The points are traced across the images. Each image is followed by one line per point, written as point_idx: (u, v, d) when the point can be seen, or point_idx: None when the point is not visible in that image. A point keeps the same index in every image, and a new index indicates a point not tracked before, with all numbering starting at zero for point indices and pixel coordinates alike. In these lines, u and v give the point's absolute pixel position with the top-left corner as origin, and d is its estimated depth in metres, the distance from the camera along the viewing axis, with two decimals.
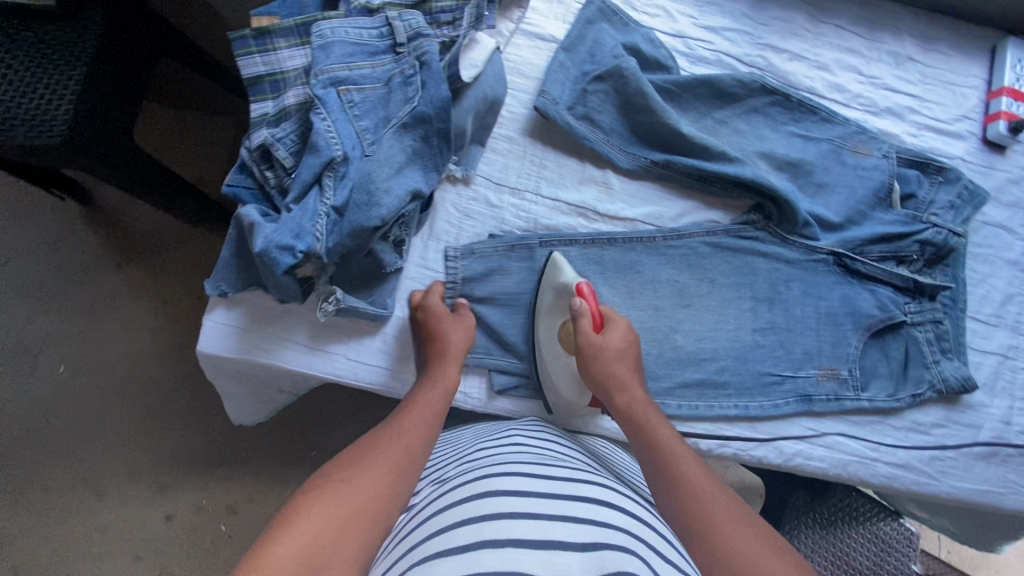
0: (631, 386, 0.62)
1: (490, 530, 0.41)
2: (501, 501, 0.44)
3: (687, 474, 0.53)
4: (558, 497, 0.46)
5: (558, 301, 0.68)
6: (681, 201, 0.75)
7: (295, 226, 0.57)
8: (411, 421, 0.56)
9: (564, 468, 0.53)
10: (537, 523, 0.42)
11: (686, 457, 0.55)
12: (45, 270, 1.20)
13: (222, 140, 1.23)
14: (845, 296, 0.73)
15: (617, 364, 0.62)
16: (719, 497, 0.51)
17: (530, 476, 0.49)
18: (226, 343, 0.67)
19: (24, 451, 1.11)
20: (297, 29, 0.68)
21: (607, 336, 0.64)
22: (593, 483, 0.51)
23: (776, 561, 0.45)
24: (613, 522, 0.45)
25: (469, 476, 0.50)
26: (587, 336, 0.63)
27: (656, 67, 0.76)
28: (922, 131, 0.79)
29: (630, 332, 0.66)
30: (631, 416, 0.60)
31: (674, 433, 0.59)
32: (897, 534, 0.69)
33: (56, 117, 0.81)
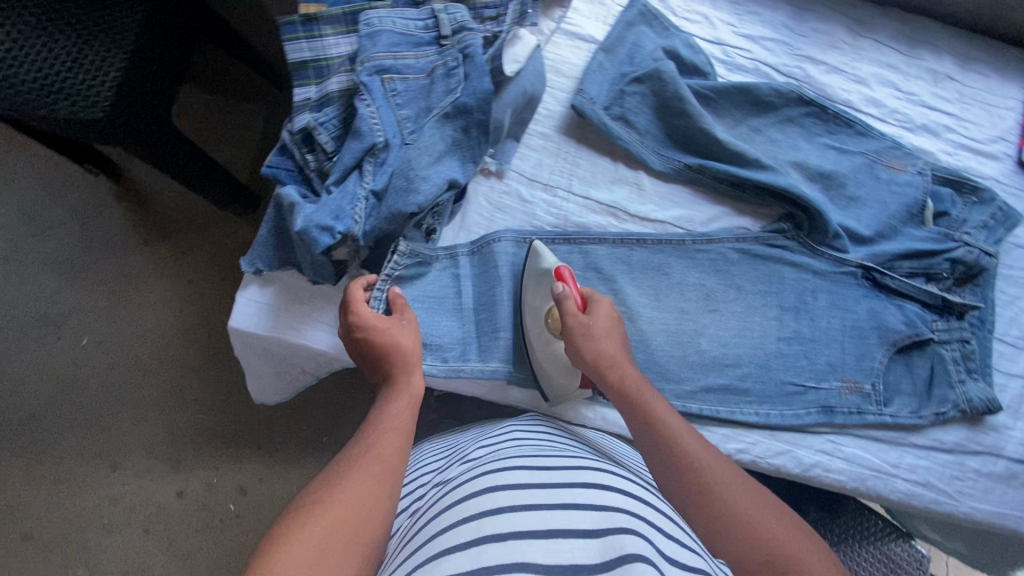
0: (621, 360, 0.60)
1: (491, 526, 0.41)
2: (498, 496, 0.45)
3: (685, 447, 0.52)
4: (555, 488, 0.46)
5: (541, 286, 0.66)
6: (712, 206, 0.76)
7: (335, 208, 0.59)
8: (382, 429, 0.51)
9: (562, 458, 0.53)
10: (537, 514, 0.42)
11: (681, 430, 0.54)
12: (75, 243, 1.22)
13: (253, 124, 1.25)
14: (872, 310, 0.73)
15: (606, 341, 0.60)
16: (721, 467, 0.51)
17: (526, 469, 0.49)
18: (257, 319, 0.68)
19: (45, 418, 1.14)
20: (345, 18, 0.70)
21: (594, 316, 0.62)
22: (593, 469, 0.51)
23: (774, 521, 0.46)
24: (613, 504, 0.45)
25: (470, 473, 0.51)
26: (574, 318, 0.61)
27: (694, 72, 0.77)
28: (958, 149, 0.79)
29: (612, 311, 0.64)
30: (620, 393, 0.58)
31: (667, 403, 0.58)
32: (908, 556, 0.69)
33: (100, 93, 0.82)
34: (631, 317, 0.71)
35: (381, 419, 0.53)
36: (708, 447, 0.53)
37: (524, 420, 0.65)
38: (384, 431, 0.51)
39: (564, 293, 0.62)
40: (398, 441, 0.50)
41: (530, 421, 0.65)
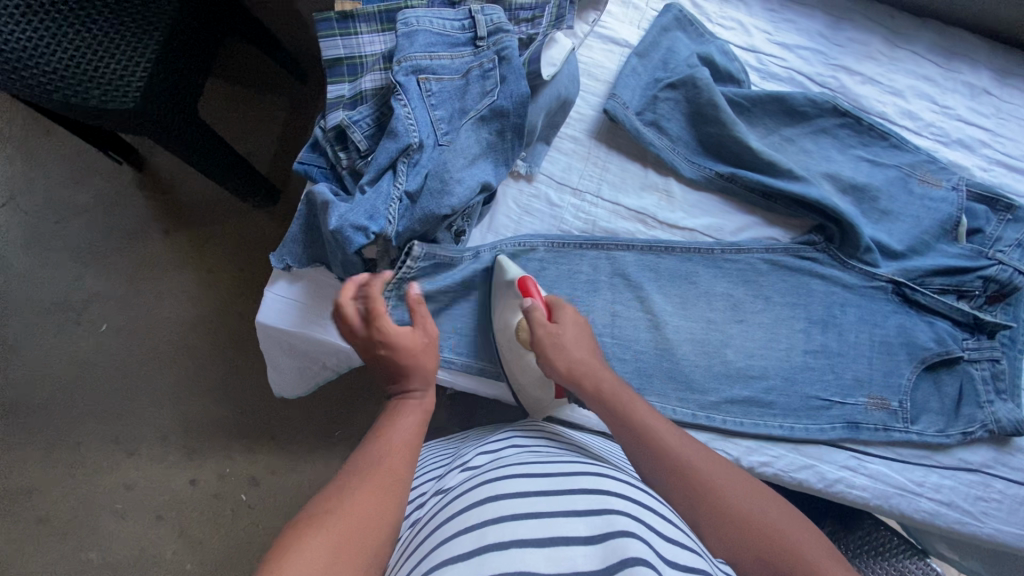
0: (598, 369, 0.61)
1: (494, 534, 0.41)
2: (497, 505, 0.44)
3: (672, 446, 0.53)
4: (555, 495, 0.45)
5: (510, 297, 0.66)
6: (743, 216, 0.75)
7: (369, 208, 0.59)
8: (393, 443, 0.48)
9: (563, 466, 0.52)
10: (538, 523, 0.42)
11: (664, 430, 0.55)
12: (98, 231, 1.23)
13: (276, 117, 1.26)
14: (901, 326, 0.72)
15: (577, 350, 0.61)
16: (707, 460, 0.52)
17: (527, 477, 0.49)
18: (284, 315, 0.69)
19: (63, 403, 1.15)
20: (380, 16, 0.69)
21: (562, 325, 0.63)
22: (594, 474, 0.50)
23: (762, 505, 0.48)
24: (612, 506, 0.44)
25: (470, 483, 0.50)
26: (542, 328, 0.62)
27: (728, 79, 0.76)
28: (992, 165, 0.77)
29: (579, 317, 0.65)
30: (600, 399, 0.59)
31: (648, 405, 0.59)
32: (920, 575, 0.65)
33: (131, 83, 0.83)
34: (657, 325, 0.71)
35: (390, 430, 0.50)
36: (693, 442, 0.54)
37: (518, 428, 0.65)
38: (394, 444, 0.48)
39: (531, 304, 0.63)
40: (408, 458, 0.48)
41: (519, 428, 0.66)
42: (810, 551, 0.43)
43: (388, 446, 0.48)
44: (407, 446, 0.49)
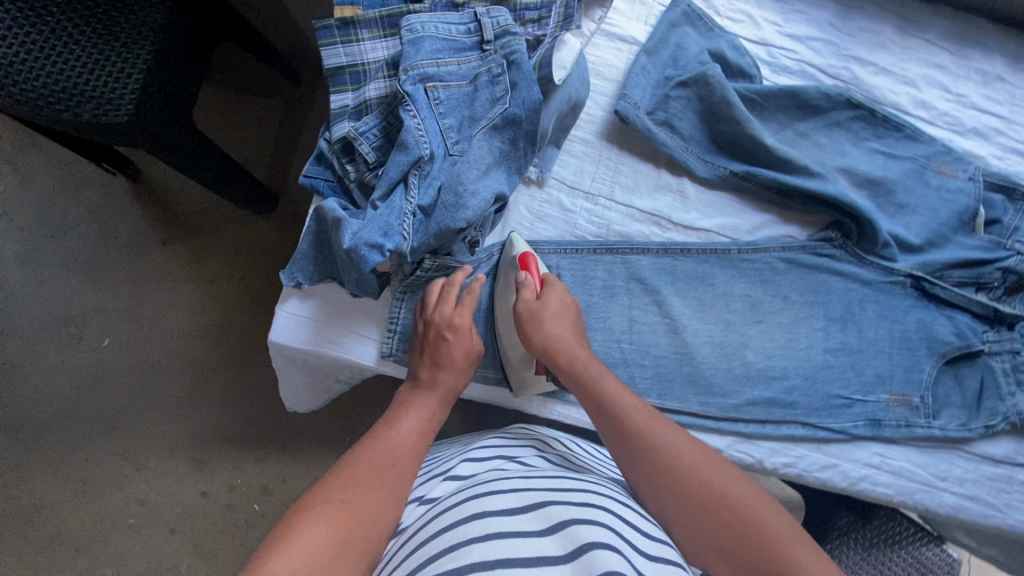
0: (573, 346, 0.61)
1: (480, 552, 0.39)
2: (485, 522, 0.43)
3: (639, 427, 0.53)
4: (541, 510, 0.45)
5: (510, 277, 0.67)
6: (758, 214, 0.74)
7: (383, 224, 0.57)
8: (404, 436, 0.55)
9: (551, 480, 0.51)
10: (528, 542, 0.41)
11: (636, 410, 0.55)
12: (94, 244, 1.20)
13: (271, 121, 1.23)
14: (921, 320, 0.71)
15: (555, 325, 0.61)
16: (674, 438, 0.52)
17: (515, 491, 0.48)
18: (297, 333, 0.67)
19: (69, 420, 1.14)
20: (382, 21, 0.67)
21: (545, 300, 0.63)
22: (580, 489, 0.49)
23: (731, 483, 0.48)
24: (597, 521, 0.44)
25: (453, 498, 0.49)
26: (526, 304, 0.62)
27: (740, 74, 0.75)
28: (1008, 154, 0.76)
29: (568, 295, 0.65)
30: (573, 377, 0.59)
31: (620, 381, 0.59)
32: (938, 561, 0.68)
33: (123, 96, 0.80)
34: (675, 329, 0.70)
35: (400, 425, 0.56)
36: (661, 421, 0.54)
37: (509, 432, 0.65)
38: (400, 439, 0.54)
39: (524, 279, 0.63)
40: (414, 450, 0.54)
41: (511, 433, 0.65)
42: (775, 533, 0.44)
43: (396, 437, 0.54)
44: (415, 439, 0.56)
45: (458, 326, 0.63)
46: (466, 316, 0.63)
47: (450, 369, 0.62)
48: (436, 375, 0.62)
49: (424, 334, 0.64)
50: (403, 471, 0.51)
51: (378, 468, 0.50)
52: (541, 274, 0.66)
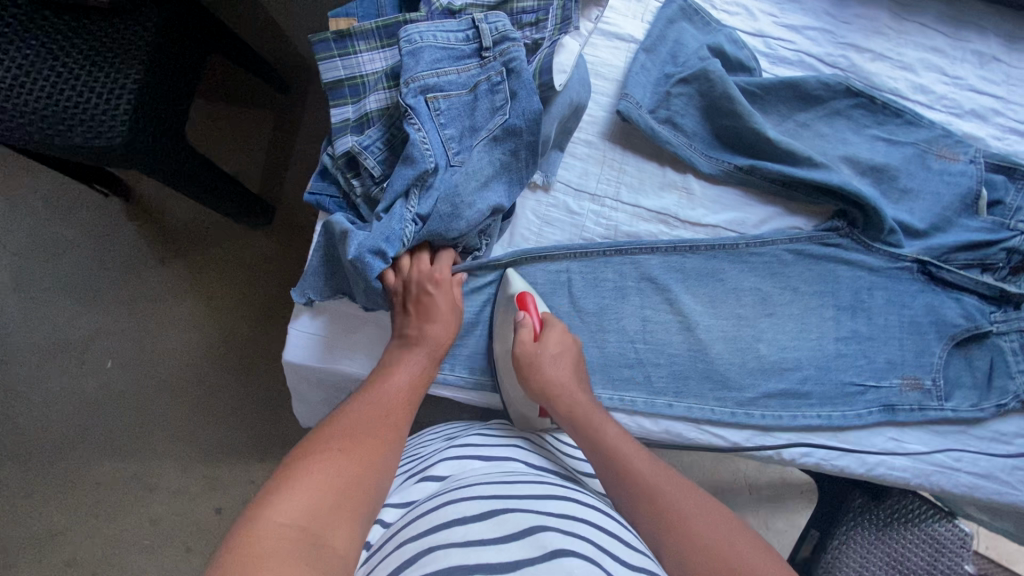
0: (573, 389, 0.62)
1: (460, 556, 0.40)
2: (465, 529, 0.43)
3: (643, 472, 0.55)
4: (518, 514, 0.46)
5: (508, 315, 0.67)
6: (764, 207, 0.74)
7: (385, 231, 0.58)
8: (395, 386, 0.57)
9: (532, 483, 0.52)
10: (509, 547, 0.42)
11: (634, 454, 0.56)
12: (88, 265, 1.17)
13: (262, 133, 1.21)
14: (929, 305, 0.72)
15: (554, 368, 0.62)
16: (678, 488, 0.54)
17: (496, 496, 0.48)
18: (310, 351, 0.67)
19: (74, 446, 1.10)
20: (378, 32, 0.66)
21: (544, 341, 0.63)
22: (561, 498, 0.50)
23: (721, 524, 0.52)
24: (577, 533, 0.45)
25: (432, 502, 0.49)
26: (523, 346, 0.62)
27: (739, 68, 0.75)
28: (1006, 134, 0.77)
29: (566, 335, 0.66)
30: (573, 420, 0.60)
31: (618, 426, 0.61)
32: (949, 534, 0.66)
33: (115, 118, 0.78)
34: (689, 326, 0.71)
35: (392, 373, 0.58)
36: (662, 469, 0.56)
37: (491, 427, 0.65)
38: (389, 395, 0.56)
39: (523, 319, 0.64)
40: (403, 406, 0.56)
41: (490, 426, 0.65)
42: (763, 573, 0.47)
43: (386, 393, 0.56)
44: (407, 388, 0.58)
45: (439, 279, 0.63)
46: (446, 275, 0.64)
47: (436, 325, 0.61)
48: (424, 327, 0.60)
49: (404, 293, 0.61)
50: (393, 429, 0.53)
51: (369, 424, 0.52)
52: (540, 313, 0.66)
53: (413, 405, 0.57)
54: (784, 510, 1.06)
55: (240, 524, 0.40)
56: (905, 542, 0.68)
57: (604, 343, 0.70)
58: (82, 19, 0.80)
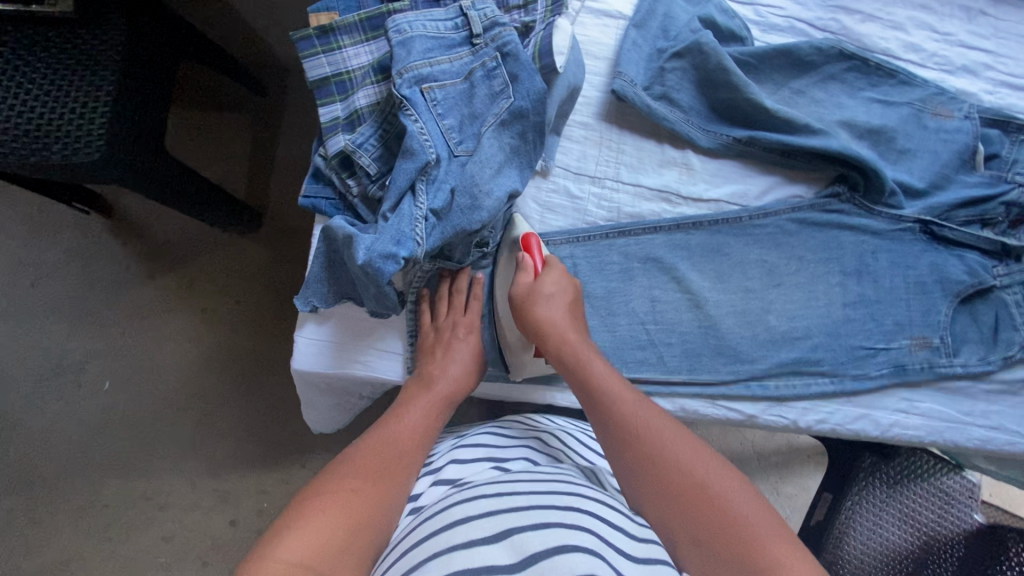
0: (568, 333, 0.61)
1: (464, 558, 0.40)
2: (470, 528, 0.43)
3: (628, 416, 0.53)
4: (525, 509, 0.45)
5: (511, 258, 0.67)
6: (764, 177, 0.74)
7: (395, 233, 0.55)
8: (407, 425, 0.57)
9: (538, 480, 0.51)
10: (508, 544, 0.41)
11: (622, 396, 0.55)
12: (77, 286, 1.14)
13: (242, 136, 1.17)
14: (933, 263, 0.72)
15: (550, 307, 0.62)
16: (667, 429, 0.52)
17: (501, 495, 0.47)
18: (319, 357, 0.66)
19: (80, 470, 1.08)
20: (362, 25, 0.64)
21: (542, 281, 0.63)
22: (568, 491, 0.49)
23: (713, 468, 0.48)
24: (581, 524, 0.44)
25: (441, 504, 0.49)
26: (521, 285, 0.63)
27: (731, 38, 0.74)
28: (998, 88, 0.77)
29: (564, 276, 0.65)
30: (566, 366, 0.59)
31: (612, 371, 0.59)
32: (957, 485, 0.67)
33: (93, 132, 0.74)
34: (698, 303, 0.71)
35: (405, 412, 0.59)
36: (650, 413, 0.54)
37: (503, 425, 0.64)
38: (404, 433, 0.56)
39: (524, 259, 0.64)
40: (417, 444, 0.56)
41: (504, 424, 0.65)
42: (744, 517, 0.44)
43: (399, 432, 0.56)
44: (420, 427, 0.58)
45: (472, 325, 0.66)
46: (476, 317, 0.67)
47: (456, 371, 0.63)
48: (446, 370, 0.63)
49: (432, 330, 0.65)
50: (407, 467, 0.53)
51: (382, 461, 0.52)
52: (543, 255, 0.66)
53: (428, 444, 0.57)
54: (793, 475, 1.08)
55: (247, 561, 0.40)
56: (914, 498, 0.68)
57: (615, 326, 0.70)
58: (45, 32, 0.76)
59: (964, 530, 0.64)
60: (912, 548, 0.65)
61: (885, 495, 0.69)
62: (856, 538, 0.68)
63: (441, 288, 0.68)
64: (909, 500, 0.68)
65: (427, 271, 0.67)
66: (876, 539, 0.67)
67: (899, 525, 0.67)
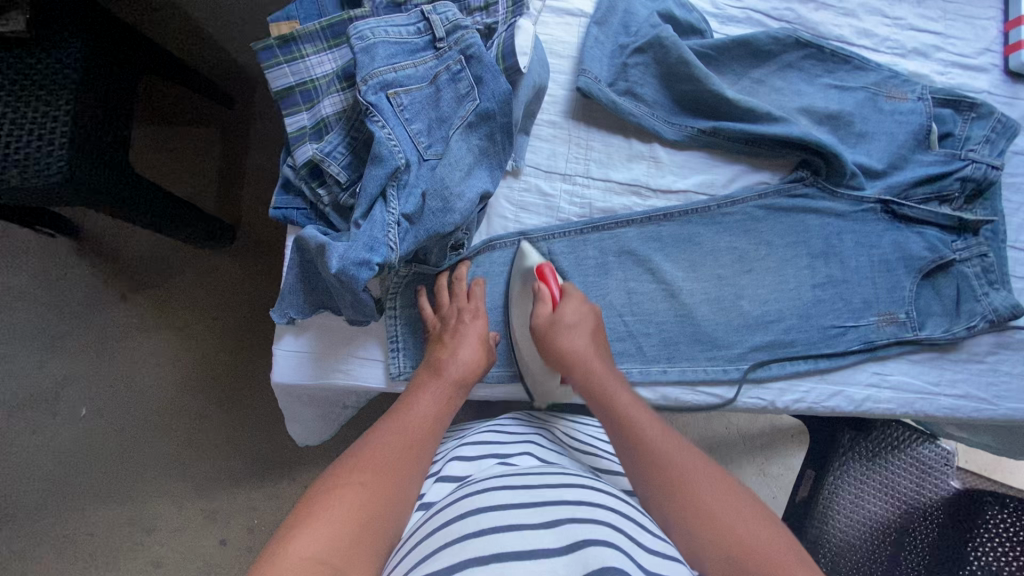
0: (591, 359, 0.62)
1: (474, 547, 0.40)
2: (481, 518, 0.43)
3: (654, 443, 0.52)
4: (537, 505, 0.46)
5: (526, 287, 0.68)
6: (731, 166, 0.76)
7: (367, 239, 0.56)
8: (418, 414, 0.56)
9: (547, 474, 0.52)
10: (521, 536, 0.41)
11: (650, 424, 0.55)
12: (47, 311, 1.11)
13: (209, 150, 1.15)
14: (896, 241, 0.74)
15: (574, 336, 0.62)
16: (694, 463, 0.51)
17: (509, 489, 0.48)
18: (299, 370, 0.65)
19: (60, 499, 1.05)
20: (323, 33, 0.63)
21: (562, 310, 0.64)
22: (576, 486, 0.50)
23: (743, 507, 0.47)
24: (593, 518, 0.44)
25: (452, 498, 0.49)
26: (540, 319, 0.64)
27: (691, 32, 0.75)
28: (948, 68, 0.80)
29: (585, 303, 0.66)
30: (591, 390, 0.60)
31: (637, 398, 0.59)
32: (934, 455, 0.69)
33: (53, 154, 0.73)
34: (673, 293, 0.72)
35: (415, 400, 0.58)
36: (677, 439, 0.53)
37: (506, 420, 0.65)
38: (415, 422, 0.55)
39: (539, 289, 0.65)
40: (429, 432, 0.55)
41: (503, 421, 0.65)
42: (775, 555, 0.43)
43: (411, 419, 0.56)
44: (430, 415, 0.57)
45: (478, 311, 0.65)
46: (480, 303, 0.66)
47: (466, 355, 0.62)
48: (456, 355, 0.62)
49: (442, 323, 0.65)
50: (416, 458, 0.52)
51: (392, 452, 0.51)
52: (558, 284, 0.67)
53: (440, 430, 0.57)
54: (779, 455, 1.10)
55: (257, 560, 0.40)
56: (893, 471, 0.70)
57: None
58: None
59: (942, 496, 0.66)
60: (893, 518, 0.67)
61: (865, 469, 0.71)
62: (839, 512, 0.70)
63: (440, 281, 0.68)
64: (889, 474, 0.70)
65: (405, 277, 0.67)
66: (859, 512, 0.69)
67: (880, 498, 0.69)
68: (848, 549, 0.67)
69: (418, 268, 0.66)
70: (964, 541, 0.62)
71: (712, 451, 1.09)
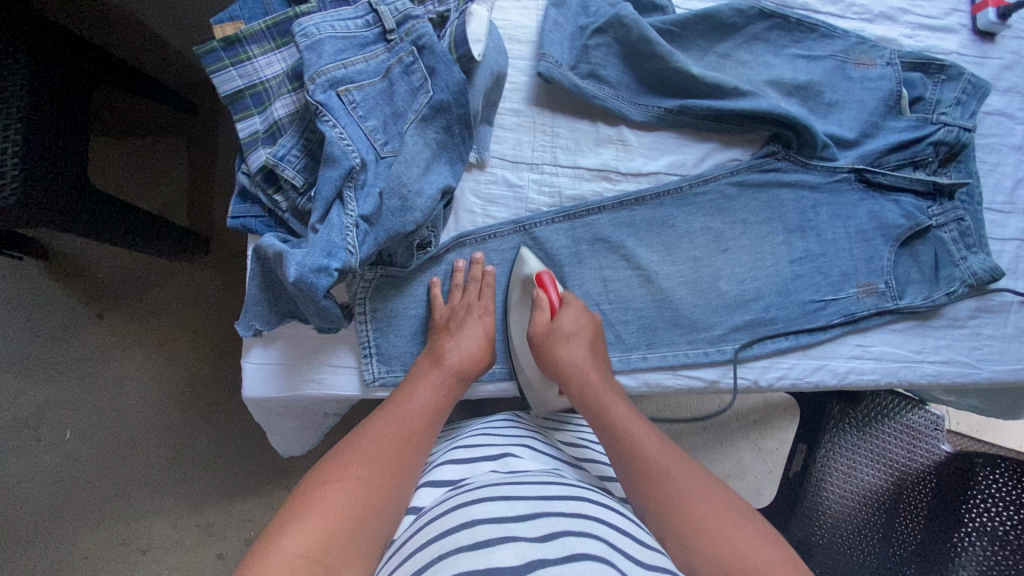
0: (589, 371, 0.60)
1: (467, 562, 0.38)
2: (475, 530, 0.42)
3: (651, 457, 0.51)
4: (535, 517, 0.44)
5: (527, 295, 0.68)
6: (700, 145, 0.74)
7: (325, 244, 0.54)
8: (419, 403, 0.55)
9: (544, 483, 0.50)
10: (515, 547, 0.39)
11: (647, 437, 0.53)
12: (19, 337, 1.08)
13: (176, 160, 1.12)
14: (872, 210, 0.73)
15: (573, 347, 0.61)
16: (690, 478, 0.49)
17: (506, 497, 0.46)
18: (270, 383, 0.63)
19: (49, 526, 1.03)
20: (270, 32, 0.61)
21: (559, 320, 0.63)
22: (571, 497, 0.48)
23: (742, 526, 0.46)
24: (591, 533, 0.43)
25: (443, 507, 0.47)
26: (538, 327, 0.63)
27: (652, 9, 0.74)
28: (916, 31, 0.78)
29: (584, 312, 0.64)
30: (587, 403, 0.58)
31: (634, 409, 0.57)
32: (923, 420, 0.68)
33: (5, 174, 0.69)
34: (649, 278, 0.71)
35: (417, 386, 0.57)
36: (674, 453, 0.52)
37: (497, 422, 0.63)
38: (415, 413, 0.54)
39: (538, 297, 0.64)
40: (427, 424, 0.54)
41: (498, 422, 0.64)
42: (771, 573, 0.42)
43: (412, 409, 0.54)
44: (429, 403, 0.56)
45: (488, 308, 0.65)
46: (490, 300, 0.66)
47: (469, 345, 0.61)
48: (459, 346, 0.61)
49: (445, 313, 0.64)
50: (415, 452, 0.51)
51: (390, 443, 0.50)
52: (558, 291, 0.65)
53: (439, 422, 0.56)
54: (773, 429, 1.10)
55: (249, 553, 0.39)
56: (884, 437, 0.69)
57: None
58: None
59: (934, 460, 0.66)
60: (887, 486, 0.67)
61: (857, 439, 0.70)
62: (834, 484, 0.69)
63: (455, 277, 0.67)
64: (881, 441, 0.69)
65: (371, 280, 0.64)
66: (853, 481, 0.68)
67: (874, 467, 0.68)
68: (845, 521, 0.67)
69: (384, 270, 0.64)
70: (958, 502, 0.62)
71: (705, 431, 1.09)
